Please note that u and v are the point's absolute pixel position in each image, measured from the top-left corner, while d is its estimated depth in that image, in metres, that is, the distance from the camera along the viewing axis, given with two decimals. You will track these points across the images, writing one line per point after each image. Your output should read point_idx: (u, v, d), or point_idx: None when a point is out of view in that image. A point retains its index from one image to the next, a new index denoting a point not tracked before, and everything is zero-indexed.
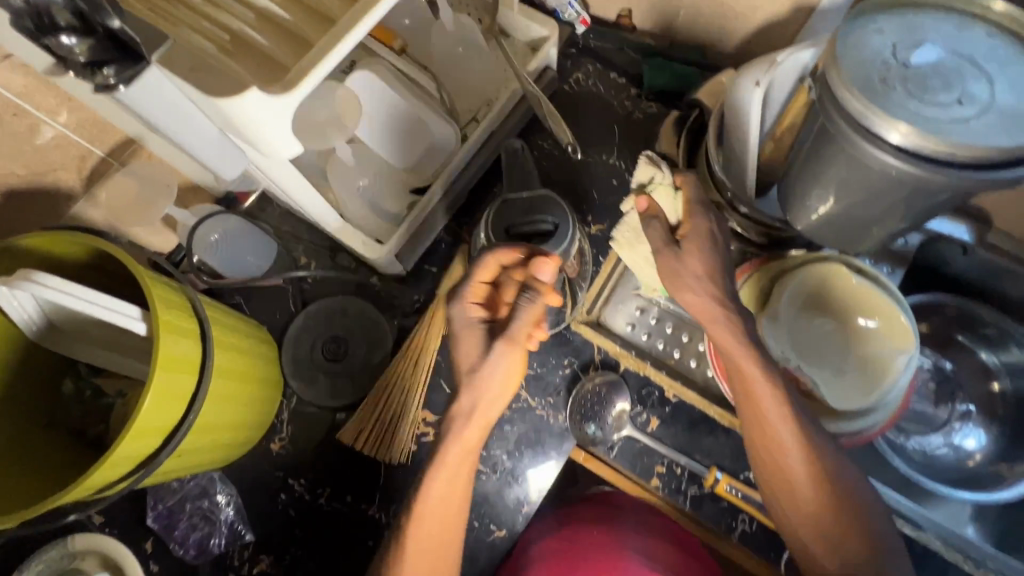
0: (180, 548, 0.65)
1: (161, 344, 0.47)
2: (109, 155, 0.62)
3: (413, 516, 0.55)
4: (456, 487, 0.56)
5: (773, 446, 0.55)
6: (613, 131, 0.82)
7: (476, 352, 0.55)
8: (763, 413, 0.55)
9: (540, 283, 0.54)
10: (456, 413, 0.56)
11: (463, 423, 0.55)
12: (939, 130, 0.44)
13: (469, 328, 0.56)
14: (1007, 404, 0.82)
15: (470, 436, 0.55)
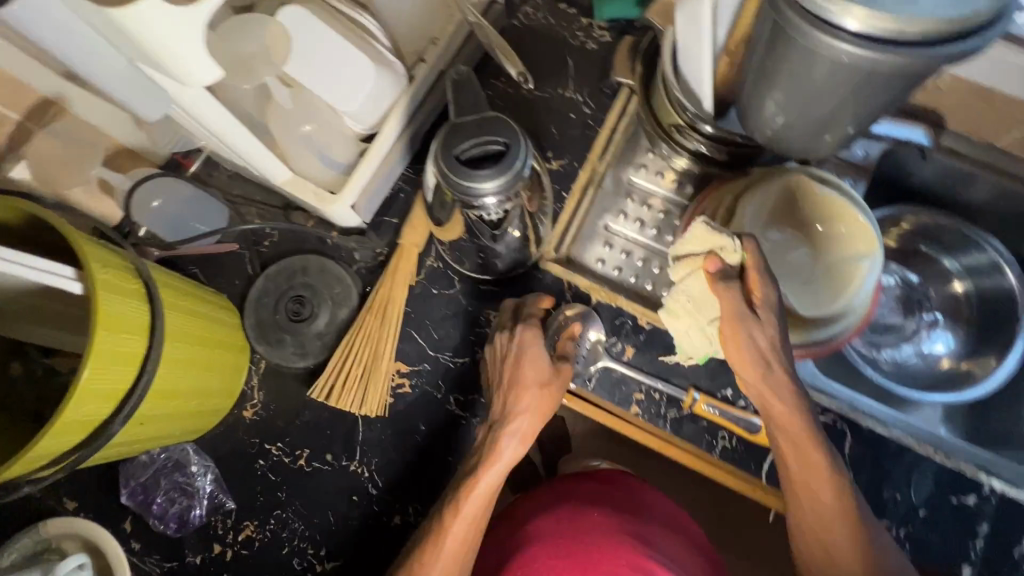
0: (160, 523, 0.64)
1: (98, 305, 0.44)
2: (26, 119, 0.56)
3: (455, 507, 0.55)
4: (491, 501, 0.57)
5: (804, 459, 0.54)
6: (567, 64, 0.79)
7: (542, 367, 0.59)
8: (800, 419, 0.54)
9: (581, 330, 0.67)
10: (512, 430, 0.57)
11: (513, 437, 0.57)
12: (890, 8, 0.43)
13: (529, 350, 0.60)
14: (972, 306, 0.85)
15: (514, 452, 0.57)
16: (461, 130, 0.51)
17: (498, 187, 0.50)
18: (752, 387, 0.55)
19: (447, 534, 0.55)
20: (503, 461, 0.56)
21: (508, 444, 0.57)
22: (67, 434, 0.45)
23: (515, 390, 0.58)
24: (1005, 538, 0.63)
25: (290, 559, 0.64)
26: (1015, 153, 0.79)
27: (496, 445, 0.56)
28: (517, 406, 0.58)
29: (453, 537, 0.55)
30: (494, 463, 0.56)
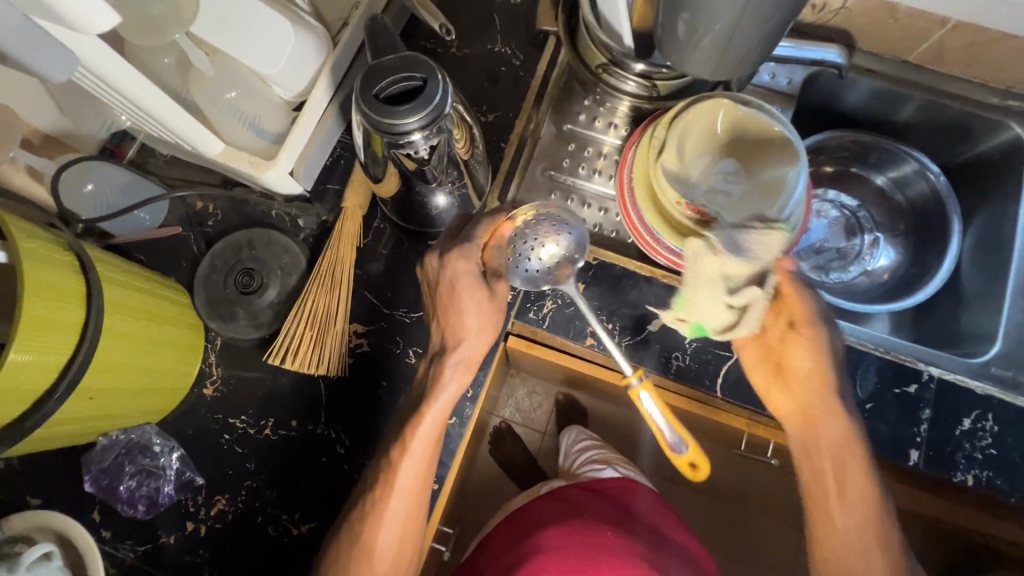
0: (129, 507, 0.64)
1: (27, 271, 0.45)
2: None
3: (402, 446, 0.60)
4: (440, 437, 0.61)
5: (830, 446, 0.62)
6: (493, 19, 0.80)
7: (478, 293, 0.61)
8: (832, 418, 0.62)
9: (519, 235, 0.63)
10: (455, 359, 0.62)
11: (458, 368, 0.62)
12: None
13: (464, 280, 0.61)
14: (907, 219, 0.93)
15: (461, 379, 0.62)
16: (378, 72, 0.53)
17: (423, 121, 0.52)
18: (806, 399, 0.63)
19: (398, 471, 0.60)
20: (445, 394, 0.61)
21: (452, 375, 0.61)
22: (13, 399, 0.46)
23: (460, 326, 0.61)
24: (946, 420, 0.66)
25: (265, 526, 0.64)
26: (925, 65, 0.83)
27: (441, 379, 0.61)
28: (458, 337, 0.62)
29: (405, 475, 0.60)
30: (433, 404, 0.60)
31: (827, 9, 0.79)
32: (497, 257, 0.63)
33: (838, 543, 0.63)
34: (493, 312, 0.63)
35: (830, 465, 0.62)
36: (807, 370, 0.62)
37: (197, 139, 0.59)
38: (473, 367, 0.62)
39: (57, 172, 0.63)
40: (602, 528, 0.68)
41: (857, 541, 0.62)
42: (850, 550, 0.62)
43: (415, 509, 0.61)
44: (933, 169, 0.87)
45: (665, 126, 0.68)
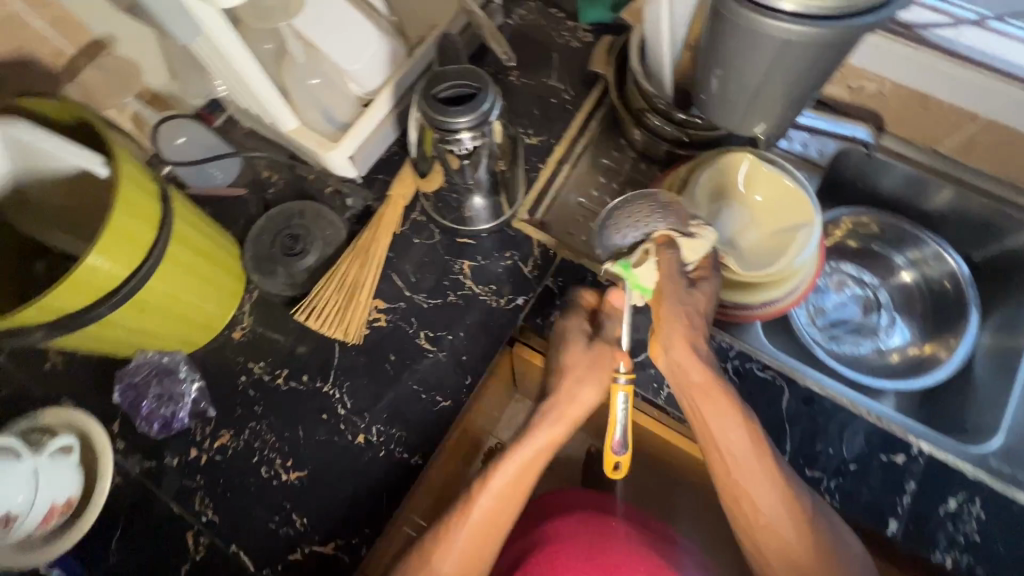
0: (145, 423, 0.70)
1: (122, 187, 0.53)
2: (79, 55, 0.68)
3: (483, 486, 0.61)
4: (519, 484, 0.62)
5: (704, 399, 0.61)
6: (553, 57, 0.90)
7: (581, 353, 0.66)
8: (699, 365, 0.61)
9: (614, 309, 0.68)
10: (552, 411, 0.64)
11: (555, 419, 0.64)
12: None
13: (573, 336, 0.67)
14: (924, 302, 0.94)
15: (555, 431, 0.64)
16: (440, 78, 0.62)
17: (472, 123, 0.59)
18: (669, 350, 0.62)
19: (475, 502, 0.61)
20: (531, 442, 0.63)
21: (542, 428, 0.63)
22: (81, 291, 0.53)
23: (566, 379, 0.65)
24: (930, 496, 0.66)
25: (259, 467, 0.69)
26: (955, 157, 0.86)
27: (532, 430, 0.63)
28: (559, 391, 0.65)
29: (480, 509, 0.61)
30: (514, 453, 0.62)
31: (863, 91, 0.84)
32: (603, 324, 0.68)
33: (735, 496, 0.60)
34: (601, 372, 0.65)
35: (716, 420, 0.60)
36: (668, 319, 0.62)
37: (278, 114, 0.68)
38: (570, 421, 0.65)
39: (158, 122, 0.74)
40: (603, 519, 0.71)
41: (758, 492, 0.59)
42: (752, 501, 0.59)
43: (482, 541, 0.61)
44: (953, 255, 0.90)
45: (689, 169, 0.74)
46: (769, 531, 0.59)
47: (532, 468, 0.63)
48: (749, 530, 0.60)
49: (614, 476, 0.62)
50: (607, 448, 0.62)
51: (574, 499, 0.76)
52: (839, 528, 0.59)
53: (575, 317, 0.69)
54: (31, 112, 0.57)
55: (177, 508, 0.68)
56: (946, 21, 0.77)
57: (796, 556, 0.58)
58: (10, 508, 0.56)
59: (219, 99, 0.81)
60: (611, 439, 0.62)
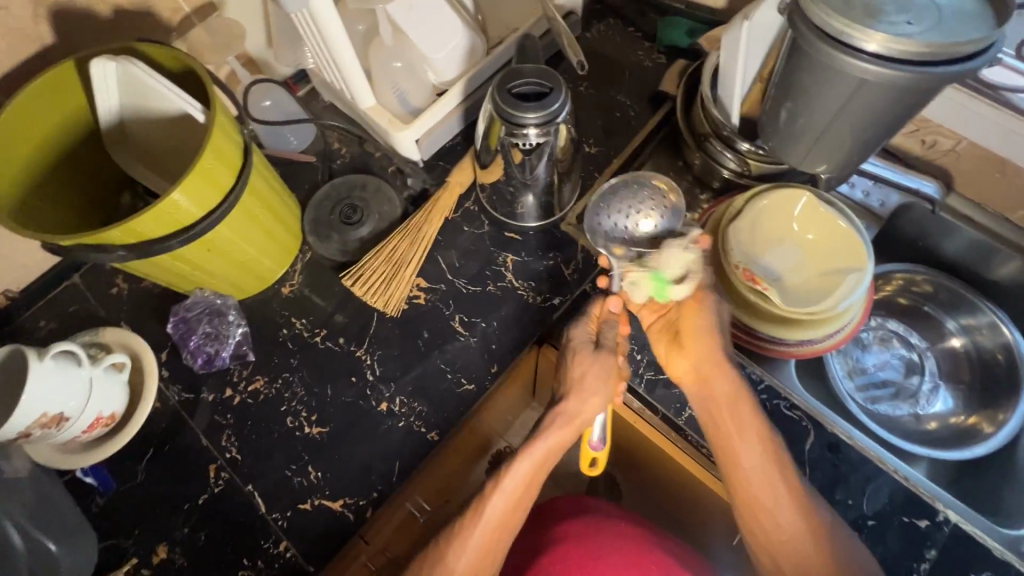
0: (190, 356, 0.75)
1: (214, 134, 0.58)
2: (194, 13, 0.74)
3: (497, 487, 0.61)
4: (531, 483, 0.63)
5: (716, 407, 0.63)
6: (624, 74, 0.92)
7: (588, 359, 0.66)
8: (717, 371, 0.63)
9: (615, 316, 0.69)
10: (559, 415, 0.65)
11: (562, 423, 0.64)
12: (907, 34, 0.51)
13: (581, 345, 0.68)
14: (972, 373, 0.90)
15: (562, 436, 0.64)
16: (516, 75, 0.64)
17: (539, 120, 0.62)
18: (693, 353, 0.65)
19: (487, 502, 0.61)
20: (543, 444, 0.63)
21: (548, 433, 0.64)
22: (162, 222, 0.58)
23: (577, 389, 0.65)
24: (951, 568, 0.64)
25: (285, 416, 0.72)
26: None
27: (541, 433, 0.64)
28: (569, 398, 0.65)
29: (492, 511, 0.61)
30: (524, 453, 0.63)
31: (937, 147, 0.82)
32: (603, 331, 0.68)
33: (754, 514, 0.60)
34: (608, 384, 0.65)
35: (732, 427, 0.62)
36: (700, 330, 0.64)
37: (359, 90, 0.72)
38: (579, 426, 0.64)
39: (248, 84, 0.80)
40: (613, 520, 0.74)
41: (777, 513, 0.60)
42: (771, 520, 0.60)
43: (491, 546, 0.61)
44: (1010, 327, 0.86)
45: (745, 199, 0.74)
46: (788, 553, 0.60)
47: (542, 468, 0.64)
48: (770, 551, 0.61)
49: (589, 471, 0.72)
50: (587, 445, 0.70)
51: (581, 501, 0.78)
52: (863, 558, 0.59)
53: (583, 327, 0.69)
54: (146, 56, 0.62)
55: (205, 441, 0.72)
56: None
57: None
58: (63, 410, 0.61)
59: (305, 71, 0.87)
60: (590, 437, 0.70)
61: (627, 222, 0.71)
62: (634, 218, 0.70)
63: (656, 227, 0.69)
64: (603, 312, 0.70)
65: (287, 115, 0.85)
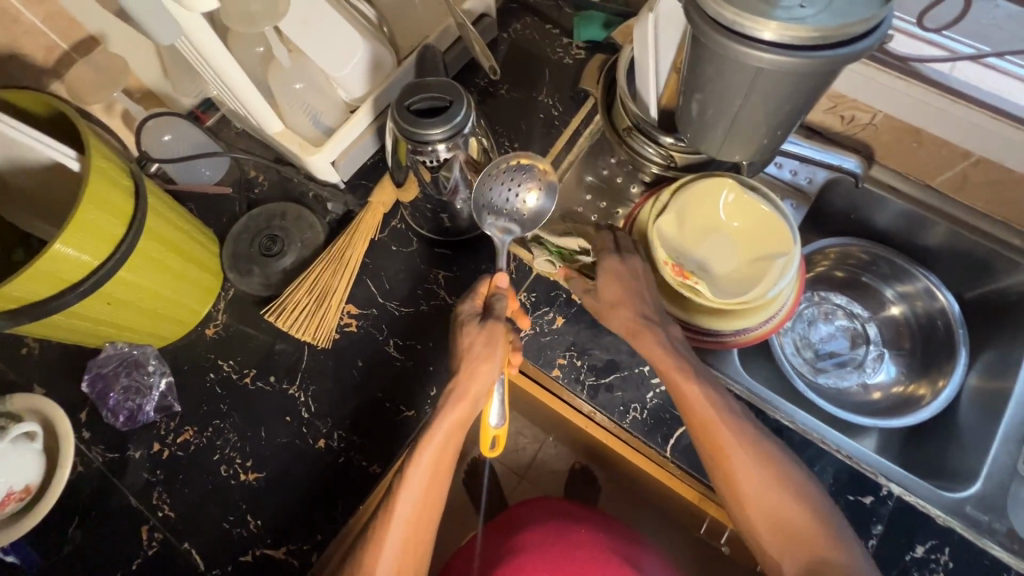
0: (111, 414, 0.71)
1: (91, 182, 0.54)
2: (73, 50, 0.69)
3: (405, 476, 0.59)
4: (441, 466, 0.61)
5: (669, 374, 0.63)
6: (545, 73, 0.90)
7: (475, 335, 0.62)
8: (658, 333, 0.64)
9: (503, 291, 0.66)
10: (453, 392, 0.62)
11: (457, 400, 0.61)
12: (798, 19, 0.50)
13: (470, 317, 0.65)
14: (913, 340, 0.91)
15: (459, 413, 0.61)
16: (417, 90, 0.62)
17: (445, 134, 0.60)
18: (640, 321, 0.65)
19: (398, 500, 0.58)
20: (443, 426, 0.60)
21: (449, 410, 0.61)
22: (45, 281, 0.54)
23: (466, 363, 0.62)
24: (897, 541, 0.66)
25: (219, 466, 0.69)
26: (948, 193, 0.84)
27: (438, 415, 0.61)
28: (459, 373, 0.62)
29: (403, 506, 0.58)
30: (429, 438, 0.60)
31: (856, 121, 0.83)
32: (493, 304, 0.64)
33: (711, 446, 0.62)
34: (496, 354, 0.62)
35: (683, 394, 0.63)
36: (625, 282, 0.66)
37: (262, 116, 0.69)
38: (475, 399, 0.62)
39: (145, 120, 0.76)
40: (575, 528, 0.74)
41: (730, 444, 0.61)
42: (724, 451, 0.61)
43: (411, 544, 0.58)
44: (945, 292, 0.87)
45: (671, 194, 0.73)
46: (741, 484, 0.60)
47: (447, 450, 0.61)
48: (728, 483, 0.61)
49: (489, 453, 0.63)
50: (487, 424, 0.63)
51: (559, 507, 0.78)
52: (810, 485, 0.61)
53: (470, 302, 0.66)
54: (16, 104, 0.58)
55: (135, 502, 0.68)
56: (943, 55, 0.74)
57: (768, 502, 0.60)
58: None
59: (211, 98, 0.84)
60: (489, 414, 0.63)
61: (509, 203, 0.67)
62: (517, 197, 0.67)
63: (537, 205, 0.67)
64: (492, 287, 0.66)
65: (194, 147, 0.81)
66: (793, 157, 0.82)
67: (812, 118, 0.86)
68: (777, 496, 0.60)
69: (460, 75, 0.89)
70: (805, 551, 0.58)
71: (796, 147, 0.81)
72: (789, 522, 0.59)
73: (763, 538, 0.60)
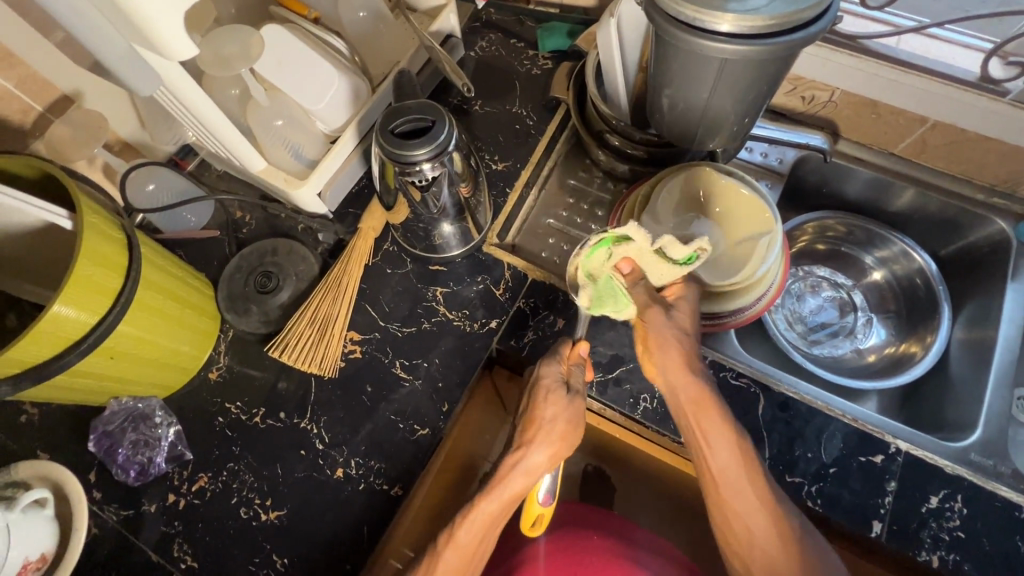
0: (121, 470, 0.69)
1: (84, 241, 0.54)
2: (47, 110, 0.70)
3: (449, 542, 0.59)
4: (486, 535, 0.61)
5: (692, 411, 0.61)
6: (514, 85, 0.92)
7: (561, 405, 0.63)
8: (690, 385, 0.61)
9: (582, 358, 0.68)
10: (521, 462, 0.62)
11: (521, 472, 0.61)
12: (753, 9, 0.52)
13: (554, 386, 0.64)
14: (896, 302, 0.95)
15: (520, 487, 0.61)
16: (396, 114, 0.64)
17: (430, 154, 0.62)
18: (662, 361, 0.61)
19: (455, 538, 0.59)
20: (496, 501, 0.60)
21: (515, 478, 0.61)
22: (47, 342, 0.54)
23: (540, 437, 0.62)
24: (912, 495, 0.68)
25: (237, 508, 0.69)
26: (909, 158, 0.88)
27: (501, 482, 0.61)
28: (532, 444, 0.62)
29: (445, 564, 0.59)
30: (483, 504, 0.60)
31: (816, 100, 0.87)
32: (575, 375, 0.66)
33: (712, 477, 0.61)
34: (574, 428, 0.63)
35: (704, 430, 0.61)
36: (657, 339, 0.61)
37: (246, 155, 0.69)
38: (536, 474, 0.62)
39: (125, 171, 0.76)
40: (586, 534, 0.73)
41: (732, 484, 0.60)
42: (731, 506, 0.60)
43: None
44: (920, 252, 0.91)
45: (651, 187, 0.76)
46: (744, 531, 0.60)
47: (497, 521, 0.61)
48: (723, 508, 0.60)
49: (531, 530, 0.67)
50: (535, 501, 0.65)
51: (570, 512, 0.78)
52: (822, 549, 0.60)
53: (555, 366, 0.66)
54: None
55: (155, 557, 0.67)
56: (888, 30, 0.75)
57: (769, 552, 0.59)
58: None
59: (189, 144, 0.84)
60: (539, 491, 0.65)
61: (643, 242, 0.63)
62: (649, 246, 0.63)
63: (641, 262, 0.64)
64: (574, 355, 0.68)
65: (177, 194, 0.81)
66: (762, 140, 0.85)
67: (775, 102, 0.90)
68: (778, 551, 0.59)
69: (433, 96, 0.91)
70: None
71: (763, 129, 0.85)
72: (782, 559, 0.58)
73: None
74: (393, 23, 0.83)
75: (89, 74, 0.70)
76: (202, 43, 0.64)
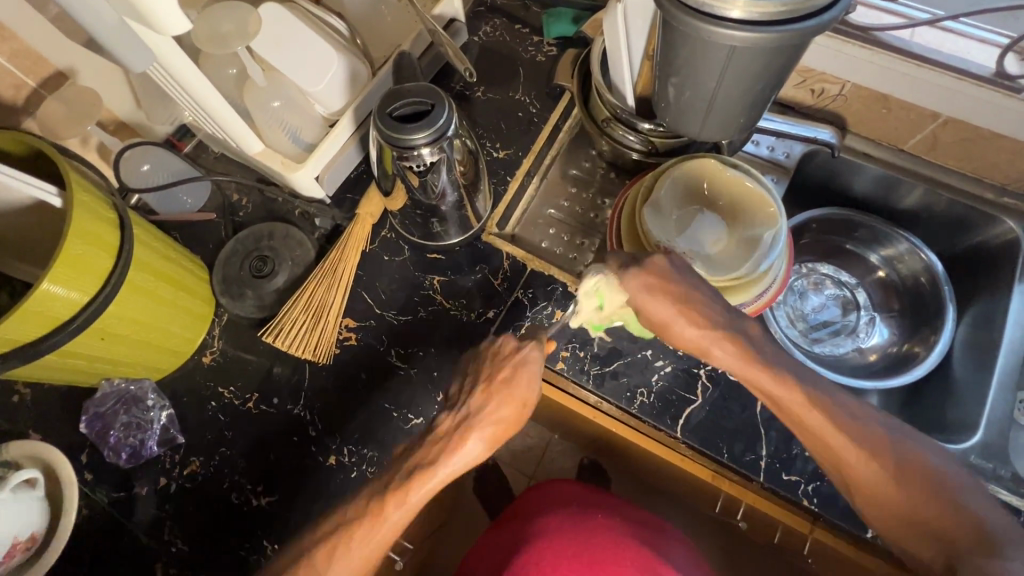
0: (113, 453, 0.69)
1: (75, 220, 0.54)
2: (41, 86, 0.69)
3: (389, 505, 0.55)
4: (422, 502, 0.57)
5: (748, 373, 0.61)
6: (518, 71, 0.91)
7: (531, 384, 0.59)
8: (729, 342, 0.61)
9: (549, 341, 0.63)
10: (470, 432, 0.58)
11: (474, 442, 0.57)
12: None
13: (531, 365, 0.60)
14: (901, 301, 0.94)
15: (458, 463, 0.57)
16: (395, 97, 0.63)
17: (429, 138, 0.60)
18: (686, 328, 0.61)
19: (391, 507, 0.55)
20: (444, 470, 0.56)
21: (465, 444, 0.57)
22: (36, 320, 0.53)
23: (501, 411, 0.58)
24: None
25: (229, 493, 0.68)
26: (920, 155, 0.86)
27: (456, 447, 0.57)
28: (488, 415, 0.58)
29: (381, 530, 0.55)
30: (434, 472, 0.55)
31: (826, 94, 0.85)
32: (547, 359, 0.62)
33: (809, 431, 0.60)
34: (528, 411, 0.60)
35: (772, 385, 0.60)
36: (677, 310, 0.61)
37: (241, 136, 0.68)
38: (487, 448, 0.58)
39: (119, 150, 0.75)
40: (592, 514, 0.72)
41: (831, 431, 0.59)
42: (838, 452, 0.59)
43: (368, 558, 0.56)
44: (926, 251, 0.89)
45: (655, 177, 0.74)
46: (867, 478, 0.58)
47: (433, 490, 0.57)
48: (833, 457, 0.59)
49: None
50: None
51: (571, 493, 0.77)
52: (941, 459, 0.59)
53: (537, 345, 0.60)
54: None
55: (147, 540, 0.67)
56: (902, 22, 0.76)
57: (894, 486, 0.58)
58: None
59: (186, 125, 0.83)
60: None
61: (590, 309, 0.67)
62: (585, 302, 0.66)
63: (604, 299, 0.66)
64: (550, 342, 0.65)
65: (174, 175, 0.80)
66: (769, 133, 0.83)
67: (784, 95, 0.88)
68: (897, 481, 0.58)
69: (434, 80, 0.90)
70: (923, 514, 0.57)
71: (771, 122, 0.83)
72: (906, 487, 0.58)
73: (895, 523, 0.59)
74: (396, 5, 0.81)
75: (84, 50, 0.69)
76: (199, 20, 0.62)
